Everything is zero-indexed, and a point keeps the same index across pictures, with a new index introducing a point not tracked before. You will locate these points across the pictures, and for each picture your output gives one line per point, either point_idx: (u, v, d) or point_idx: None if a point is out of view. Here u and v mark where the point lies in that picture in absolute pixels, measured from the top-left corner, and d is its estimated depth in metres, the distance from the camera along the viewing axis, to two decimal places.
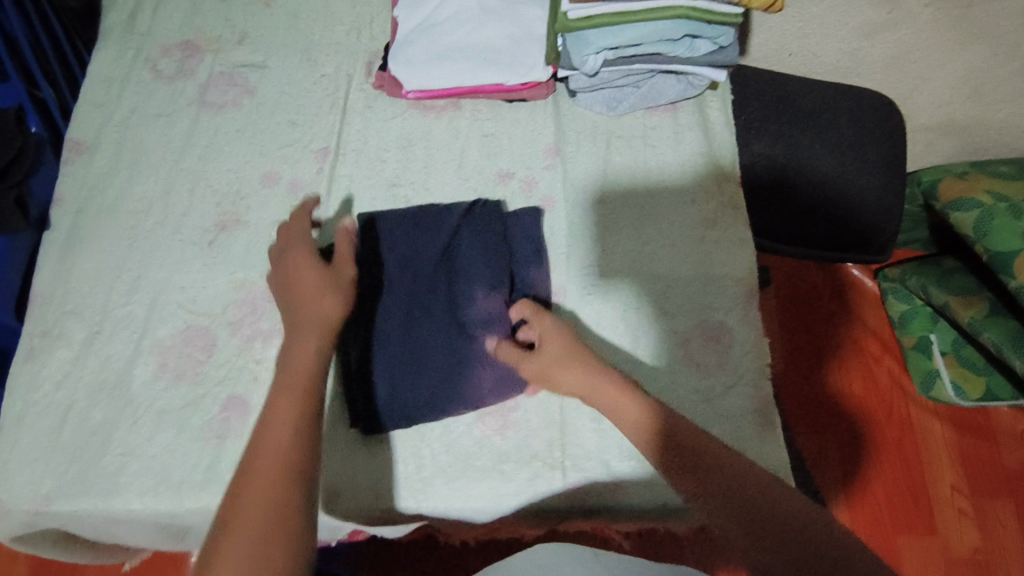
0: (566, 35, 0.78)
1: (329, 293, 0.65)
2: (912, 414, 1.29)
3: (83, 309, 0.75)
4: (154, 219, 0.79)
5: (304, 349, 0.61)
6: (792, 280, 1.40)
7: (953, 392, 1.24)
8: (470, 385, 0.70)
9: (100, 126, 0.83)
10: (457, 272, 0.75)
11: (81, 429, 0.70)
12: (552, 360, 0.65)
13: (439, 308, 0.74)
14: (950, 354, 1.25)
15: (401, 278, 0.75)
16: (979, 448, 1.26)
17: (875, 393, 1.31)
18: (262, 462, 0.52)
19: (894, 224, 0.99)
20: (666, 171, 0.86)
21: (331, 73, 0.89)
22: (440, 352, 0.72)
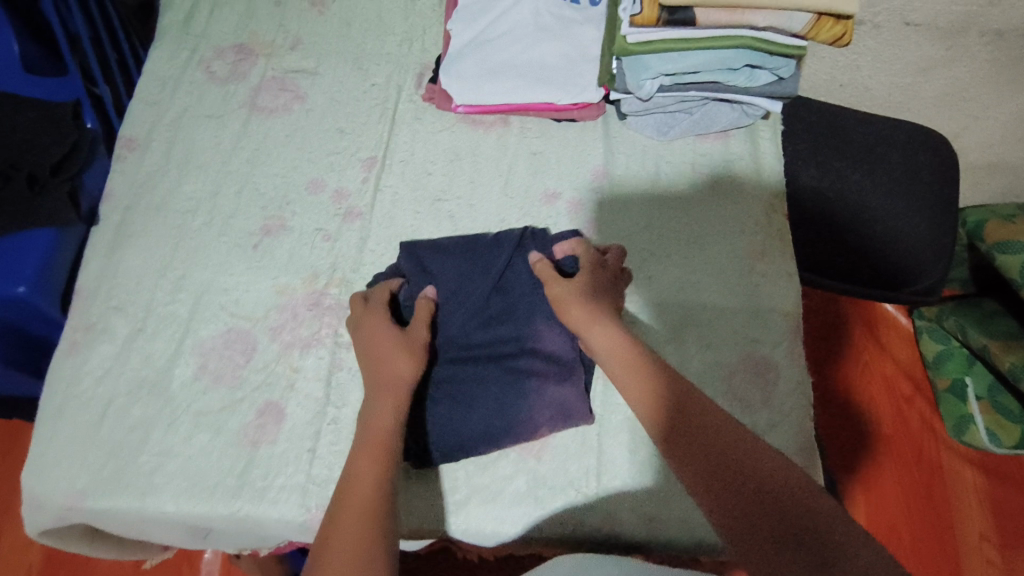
0: (624, 58, 0.77)
1: (404, 358, 0.66)
2: (942, 457, 1.25)
3: (127, 306, 0.75)
4: (201, 220, 0.79)
5: (381, 418, 0.63)
6: (826, 315, 1.37)
7: (986, 438, 1.20)
8: (520, 410, 0.69)
9: (152, 124, 0.84)
10: (501, 297, 0.75)
11: (120, 426, 0.70)
12: (582, 297, 0.68)
13: (488, 336, 0.73)
14: (986, 400, 1.23)
15: (444, 300, 0.75)
16: (1010, 496, 1.22)
17: (906, 433, 1.27)
18: (346, 518, 0.55)
19: (942, 262, 0.97)
20: (714, 202, 0.85)
21: (381, 82, 0.89)
22: (493, 375, 0.71)
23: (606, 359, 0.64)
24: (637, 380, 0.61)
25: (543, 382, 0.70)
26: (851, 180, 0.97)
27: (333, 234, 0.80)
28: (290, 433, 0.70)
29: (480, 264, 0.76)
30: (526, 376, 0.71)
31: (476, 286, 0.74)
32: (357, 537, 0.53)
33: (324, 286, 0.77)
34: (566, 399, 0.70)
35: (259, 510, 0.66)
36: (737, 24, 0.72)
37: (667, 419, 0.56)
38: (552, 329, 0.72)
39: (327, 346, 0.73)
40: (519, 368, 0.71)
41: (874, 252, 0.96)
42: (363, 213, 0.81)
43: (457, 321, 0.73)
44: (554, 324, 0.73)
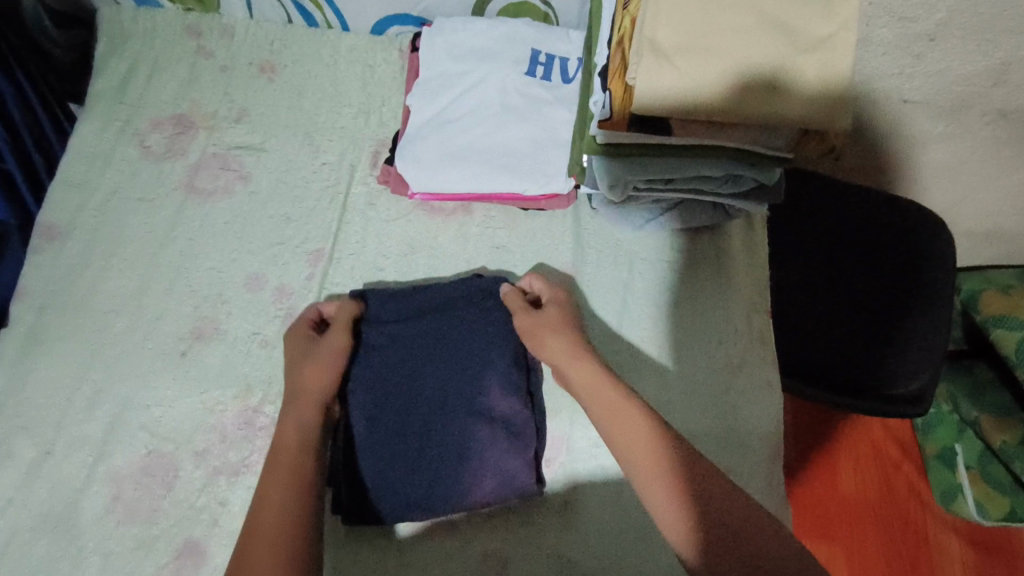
0: (593, 156, 0.69)
1: (316, 366, 0.65)
2: (929, 528, 1.20)
3: (35, 424, 0.67)
4: (124, 321, 0.72)
5: (288, 427, 0.61)
6: None
7: (974, 510, 1.13)
8: (471, 488, 0.64)
9: (76, 208, 0.76)
10: (450, 364, 0.69)
11: (19, 568, 0.63)
12: (548, 324, 0.67)
13: (432, 407, 0.67)
14: (974, 470, 1.13)
15: (389, 378, 0.68)
16: (1001, 572, 1.16)
17: (892, 501, 1.22)
18: (258, 529, 0.52)
19: (944, 327, 0.86)
20: (692, 307, 0.78)
21: (333, 160, 0.82)
22: (439, 454, 0.65)
23: (583, 395, 0.61)
24: (618, 422, 0.57)
25: (493, 456, 0.65)
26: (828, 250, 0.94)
27: (271, 339, 0.72)
28: None
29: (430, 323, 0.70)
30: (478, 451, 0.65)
31: (425, 353, 0.69)
32: (269, 544, 0.51)
33: (258, 402, 0.69)
34: (520, 472, 0.65)
35: None
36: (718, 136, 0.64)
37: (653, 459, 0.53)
38: (508, 391, 0.68)
39: (256, 474, 0.66)
40: (468, 442, 0.65)
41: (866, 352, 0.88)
42: None
43: (400, 393, 0.67)
44: (508, 384, 0.68)
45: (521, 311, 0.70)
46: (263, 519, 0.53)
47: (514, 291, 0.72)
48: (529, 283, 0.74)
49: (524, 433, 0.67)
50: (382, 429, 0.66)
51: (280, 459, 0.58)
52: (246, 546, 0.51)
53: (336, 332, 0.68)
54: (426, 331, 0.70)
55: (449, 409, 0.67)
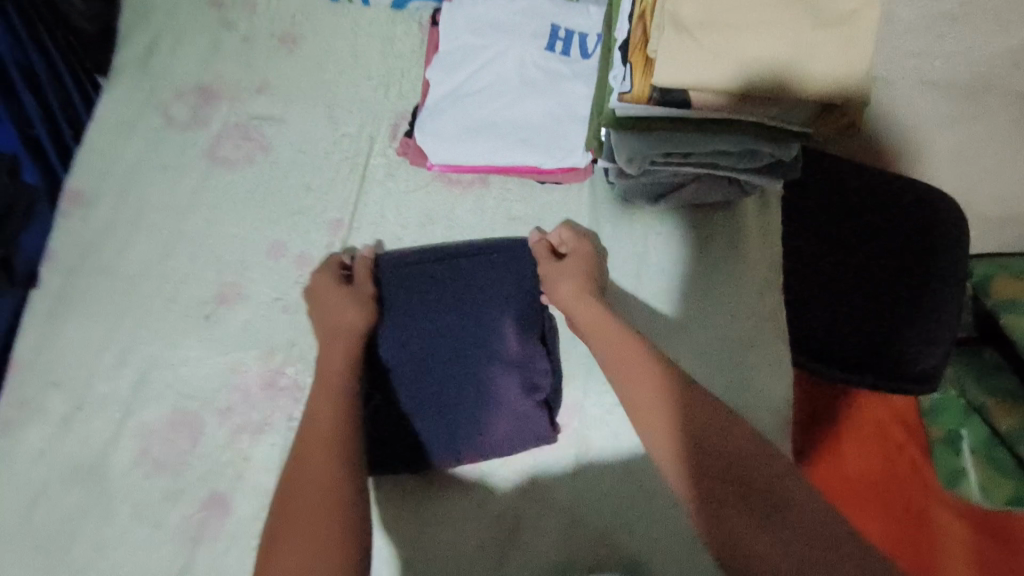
0: (614, 130, 0.70)
1: (351, 307, 0.68)
2: (931, 509, 1.12)
3: (65, 382, 0.70)
4: (149, 285, 0.74)
5: (331, 362, 0.64)
6: None
7: (978, 495, 1.09)
8: (494, 436, 0.69)
9: (101, 176, 0.77)
10: (470, 326, 0.72)
11: (53, 515, 0.66)
12: (569, 269, 0.71)
13: (455, 363, 0.70)
14: (980, 454, 1.11)
15: (409, 340, 0.70)
16: (1004, 558, 1.08)
17: (892, 477, 1.14)
18: (308, 437, 0.57)
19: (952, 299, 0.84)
20: (705, 281, 0.79)
21: (353, 132, 0.83)
22: (462, 400, 0.70)
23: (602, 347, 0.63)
24: (636, 374, 0.58)
25: (512, 403, 0.69)
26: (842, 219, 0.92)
27: (292, 304, 0.74)
28: (235, 531, 0.66)
29: (449, 278, 0.73)
30: (497, 397, 0.70)
31: (444, 307, 0.72)
32: (319, 449, 0.56)
33: (280, 364, 0.72)
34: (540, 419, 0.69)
35: None
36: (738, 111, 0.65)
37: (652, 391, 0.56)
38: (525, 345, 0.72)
39: (279, 432, 0.69)
40: (488, 389, 0.70)
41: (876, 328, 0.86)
42: None
43: (422, 353, 0.70)
44: (523, 336, 0.72)
45: (546, 257, 0.74)
46: (314, 429, 0.58)
47: (541, 241, 0.76)
48: (557, 235, 0.76)
49: (539, 382, 0.71)
50: (404, 380, 0.70)
51: (329, 380, 0.63)
52: (298, 452, 0.56)
53: (360, 282, 0.71)
54: (441, 295, 0.72)
55: (469, 359, 0.71)
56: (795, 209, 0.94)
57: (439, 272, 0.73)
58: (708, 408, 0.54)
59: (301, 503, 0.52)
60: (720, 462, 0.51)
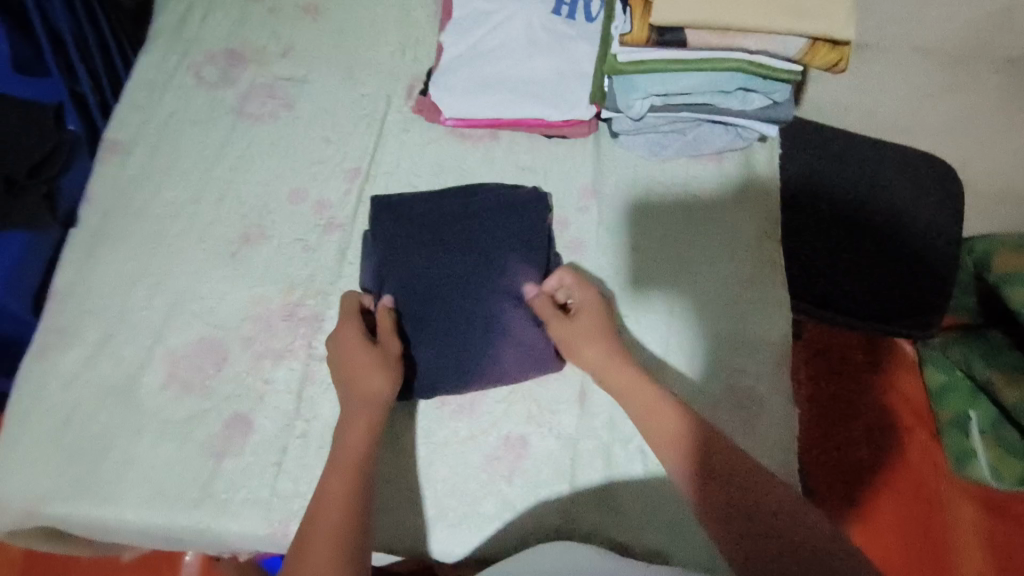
0: (614, 76, 0.74)
1: (376, 374, 0.67)
2: (942, 491, 1.25)
3: (100, 311, 0.75)
4: (180, 226, 0.79)
5: (354, 435, 0.64)
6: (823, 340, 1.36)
7: (988, 474, 1.20)
8: (511, 358, 0.73)
9: (139, 128, 0.83)
10: (484, 260, 0.77)
11: (83, 433, 0.70)
12: (584, 332, 0.70)
13: (471, 294, 0.75)
14: (989, 434, 1.21)
15: (430, 273, 0.76)
16: (1011, 538, 1.22)
17: (915, 462, 1.27)
18: (321, 512, 0.59)
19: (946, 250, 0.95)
20: (705, 226, 0.83)
21: (371, 92, 0.88)
22: (471, 328, 0.74)
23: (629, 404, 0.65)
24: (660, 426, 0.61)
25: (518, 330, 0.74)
26: (842, 184, 0.97)
27: (313, 245, 0.79)
28: (256, 447, 0.71)
29: (462, 221, 0.78)
30: (505, 326, 0.74)
31: (458, 246, 0.77)
32: (328, 529, 0.57)
33: (299, 298, 0.76)
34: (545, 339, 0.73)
35: (223, 523, 0.68)
36: (730, 47, 0.68)
37: (680, 461, 0.58)
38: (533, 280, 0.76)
39: (299, 359, 0.74)
40: (497, 318, 0.74)
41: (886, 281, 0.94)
42: (343, 224, 0.80)
43: (444, 284, 0.76)
44: (530, 269, 0.76)
45: (553, 317, 0.72)
46: (330, 500, 0.59)
47: (540, 296, 0.74)
48: (557, 280, 0.74)
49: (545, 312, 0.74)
50: (419, 308, 0.75)
51: (348, 459, 0.63)
52: (311, 525, 0.58)
53: (385, 340, 0.70)
54: (458, 234, 0.78)
55: (480, 292, 0.75)
56: (794, 173, 0.98)
57: (455, 212, 0.79)
58: (742, 471, 0.56)
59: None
60: (745, 519, 0.53)
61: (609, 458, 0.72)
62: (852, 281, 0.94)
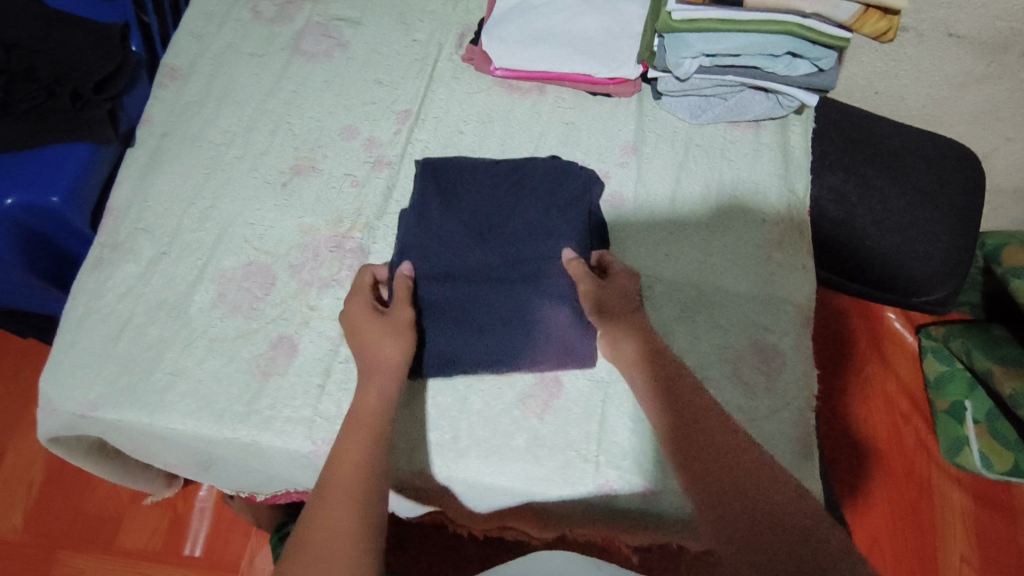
0: (666, 34, 0.78)
1: (388, 342, 0.67)
2: (933, 478, 1.21)
3: (154, 229, 0.78)
4: (233, 153, 0.82)
5: (367, 396, 0.64)
6: (829, 324, 1.32)
7: (979, 461, 1.17)
8: (543, 311, 0.72)
9: (196, 56, 0.88)
10: (518, 214, 0.77)
11: (136, 343, 0.72)
12: (612, 296, 0.69)
13: (503, 241, 0.76)
14: (982, 424, 1.18)
15: (467, 219, 0.77)
16: (999, 527, 1.17)
17: (903, 451, 1.23)
18: (338, 480, 0.59)
19: (969, 246, 0.99)
20: (739, 187, 0.85)
21: (423, 39, 0.91)
22: (493, 276, 0.74)
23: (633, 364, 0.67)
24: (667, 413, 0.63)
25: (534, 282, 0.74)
26: (872, 167, 1.00)
27: (362, 180, 0.81)
28: (301, 368, 0.72)
29: (498, 186, 0.79)
30: (523, 296, 0.73)
31: (491, 200, 0.78)
32: (351, 495, 0.58)
33: (346, 230, 0.79)
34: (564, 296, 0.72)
35: (265, 438, 0.68)
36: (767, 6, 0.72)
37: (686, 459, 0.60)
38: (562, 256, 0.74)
39: (344, 288, 0.75)
40: (517, 277, 0.74)
41: (907, 263, 0.98)
42: (391, 162, 0.83)
43: (478, 231, 0.76)
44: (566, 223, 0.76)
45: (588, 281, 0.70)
46: (347, 469, 0.59)
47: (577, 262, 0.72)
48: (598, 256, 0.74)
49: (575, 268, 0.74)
50: (449, 245, 0.76)
51: (363, 422, 0.63)
52: (328, 493, 0.58)
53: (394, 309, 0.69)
54: (496, 189, 0.79)
55: (506, 254, 0.75)
56: (826, 148, 1.01)
57: (505, 167, 0.80)
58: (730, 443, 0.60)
59: (332, 545, 0.54)
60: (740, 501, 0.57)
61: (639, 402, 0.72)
62: (877, 260, 0.98)
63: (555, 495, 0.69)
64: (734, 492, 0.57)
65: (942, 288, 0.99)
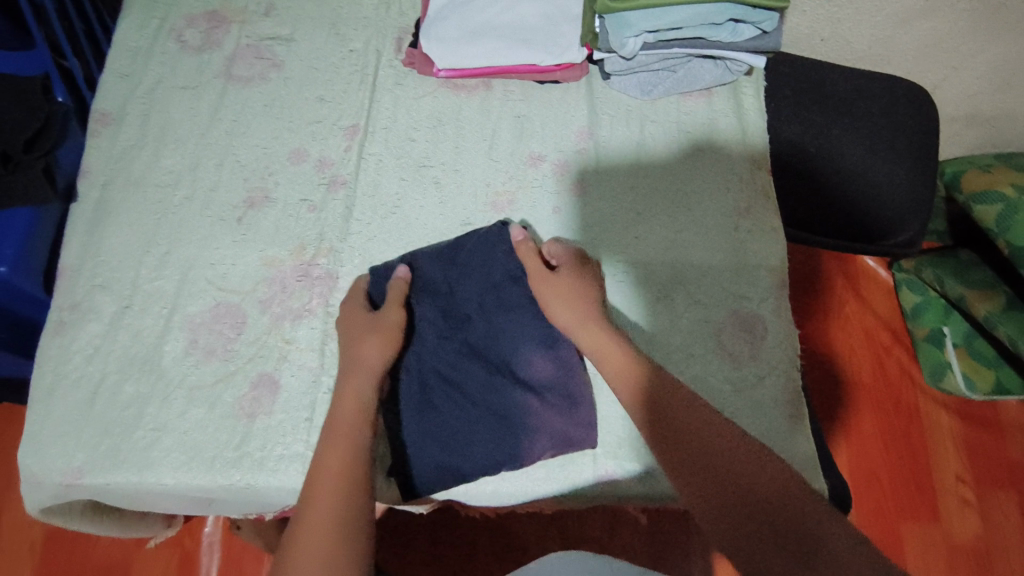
0: (606, 15, 0.77)
1: (370, 342, 0.68)
2: (920, 405, 1.23)
3: (113, 283, 0.76)
4: (183, 194, 0.80)
5: (345, 404, 0.64)
6: (806, 269, 1.32)
7: (963, 384, 1.18)
8: (519, 358, 0.71)
9: (127, 98, 0.85)
10: (489, 266, 0.75)
11: (112, 404, 0.71)
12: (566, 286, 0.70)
13: (478, 278, 0.74)
14: (961, 347, 1.21)
15: (443, 259, 0.76)
16: (985, 442, 1.20)
17: (888, 384, 1.24)
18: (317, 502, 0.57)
19: (930, 184, 1.00)
20: (700, 158, 0.85)
21: (360, 48, 0.88)
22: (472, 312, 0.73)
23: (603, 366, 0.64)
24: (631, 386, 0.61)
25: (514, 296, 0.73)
26: (828, 117, 1.00)
27: (318, 204, 0.80)
28: (285, 404, 0.70)
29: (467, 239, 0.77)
30: (497, 332, 0.72)
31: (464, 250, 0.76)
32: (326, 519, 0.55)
33: (311, 257, 0.77)
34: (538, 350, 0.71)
35: (260, 480, 0.67)
36: None
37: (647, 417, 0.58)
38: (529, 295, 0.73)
39: (318, 317, 0.74)
40: (495, 309, 0.73)
41: (868, 213, 0.99)
42: (346, 181, 0.81)
43: (453, 267, 0.75)
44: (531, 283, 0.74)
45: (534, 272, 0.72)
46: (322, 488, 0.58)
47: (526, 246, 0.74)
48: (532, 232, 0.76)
49: None
50: (423, 276, 0.75)
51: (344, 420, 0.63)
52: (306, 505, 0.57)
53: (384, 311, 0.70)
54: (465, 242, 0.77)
55: (476, 297, 0.74)
56: (781, 101, 1.01)
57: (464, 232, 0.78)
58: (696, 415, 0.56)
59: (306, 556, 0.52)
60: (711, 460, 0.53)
61: None
62: (840, 213, 0.99)
63: (558, 492, 0.69)
64: (703, 449, 0.53)
65: (911, 226, 0.99)
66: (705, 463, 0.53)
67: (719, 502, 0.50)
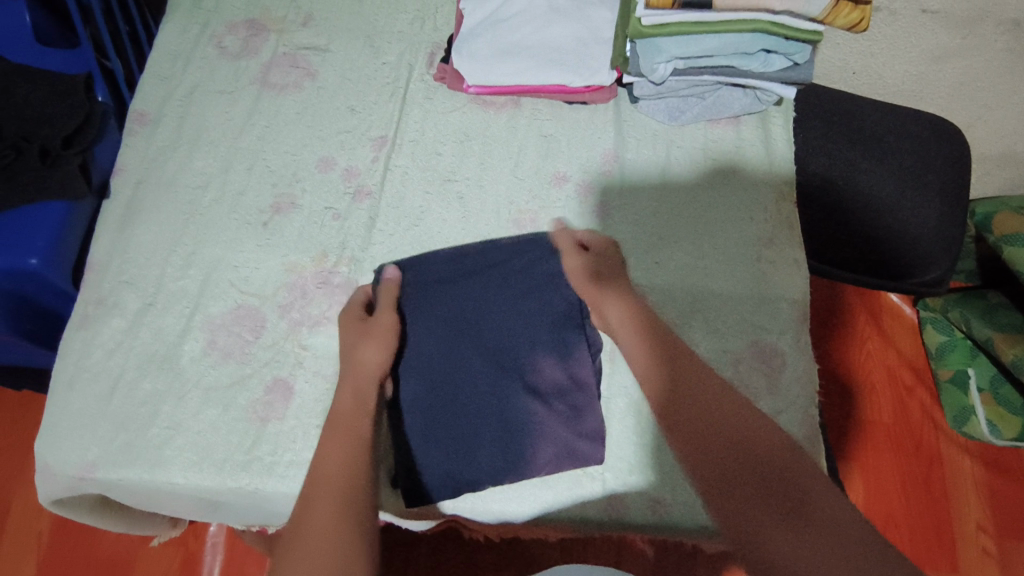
0: (637, 40, 0.77)
1: (371, 344, 0.68)
2: (941, 448, 1.20)
3: (139, 281, 0.77)
4: (211, 196, 0.82)
5: (345, 399, 0.64)
6: (829, 303, 1.30)
7: (987, 430, 1.15)
8: (532, 372, 0.71)
9: (164, 100, 0.87)
10: (510, 281, 0.75)
11: (129, 400, 0.71)
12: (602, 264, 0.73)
13: (498, 292, 0.75)
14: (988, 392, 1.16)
15: (464, 271, 0.76)
16: (1009, 491, 1.16)
17: (910, 424, 1.21)
18: (320, 486, 0.55)
19: (960, 223, 0.98)
20: (725, 185, 0.84)
21: (393, 61, 0.90)
22: (488, 327, 0.73)
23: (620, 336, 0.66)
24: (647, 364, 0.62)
25: (530, 313, 0.73)
26: (858, 149, 0.98)
27: (342, 213, 0.80)
28: (298, 410, 0.71)
29: (488, 253, 0.78)
30: (512, 347, 0.72)
31: (485, 263, 0.77)
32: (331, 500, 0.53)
33: (333, 265, 0.78)
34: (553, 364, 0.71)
35: (268, 485, 0.68)
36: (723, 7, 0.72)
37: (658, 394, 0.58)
38: (549, 312, 0.73)
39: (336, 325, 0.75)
40: (513, 324, 0.73)
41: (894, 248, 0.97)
42: (372, 191, 0.82)
43: (472, 279, 0.76)
44: (551, 300, 0.74)
45: (573, 252, 0.74)
46: (324, 474, 0.56)
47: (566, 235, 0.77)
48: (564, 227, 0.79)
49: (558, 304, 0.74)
50: (440, 287, 0.75)
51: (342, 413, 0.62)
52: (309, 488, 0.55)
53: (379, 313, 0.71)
54: (486, 256, 0.77)
55: (493, 311, 0.74)
56: (811, 130, 1.00)
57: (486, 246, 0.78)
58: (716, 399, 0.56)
59: (310, 532, 0.50)
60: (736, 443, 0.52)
61: (642, 414, 0.71)
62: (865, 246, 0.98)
63: (564, 515, 0.69)
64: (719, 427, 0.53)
65: (938, 265, 0.98)
66: (728, 449, 0.52)
67: (746, 478, 0.50)
